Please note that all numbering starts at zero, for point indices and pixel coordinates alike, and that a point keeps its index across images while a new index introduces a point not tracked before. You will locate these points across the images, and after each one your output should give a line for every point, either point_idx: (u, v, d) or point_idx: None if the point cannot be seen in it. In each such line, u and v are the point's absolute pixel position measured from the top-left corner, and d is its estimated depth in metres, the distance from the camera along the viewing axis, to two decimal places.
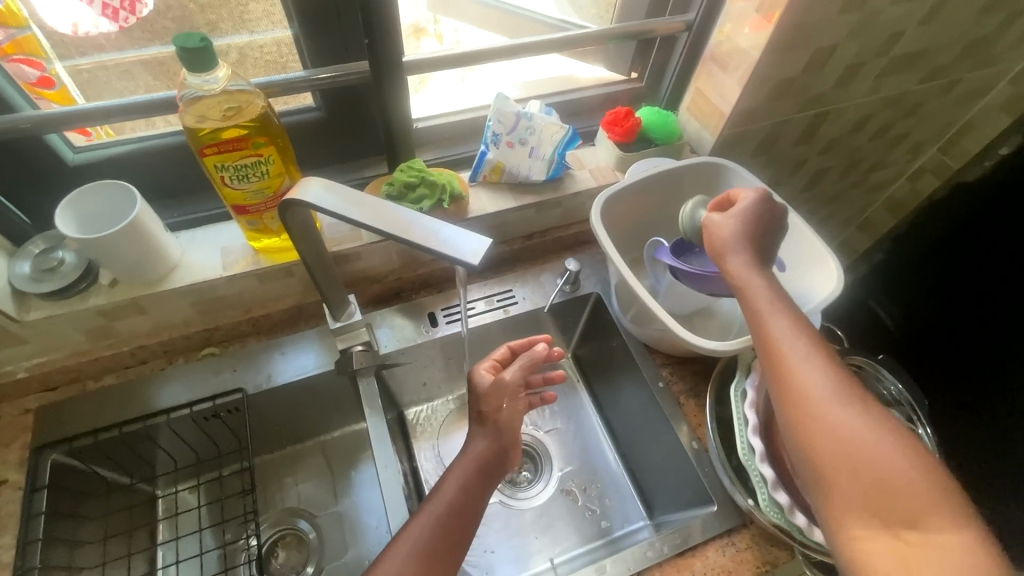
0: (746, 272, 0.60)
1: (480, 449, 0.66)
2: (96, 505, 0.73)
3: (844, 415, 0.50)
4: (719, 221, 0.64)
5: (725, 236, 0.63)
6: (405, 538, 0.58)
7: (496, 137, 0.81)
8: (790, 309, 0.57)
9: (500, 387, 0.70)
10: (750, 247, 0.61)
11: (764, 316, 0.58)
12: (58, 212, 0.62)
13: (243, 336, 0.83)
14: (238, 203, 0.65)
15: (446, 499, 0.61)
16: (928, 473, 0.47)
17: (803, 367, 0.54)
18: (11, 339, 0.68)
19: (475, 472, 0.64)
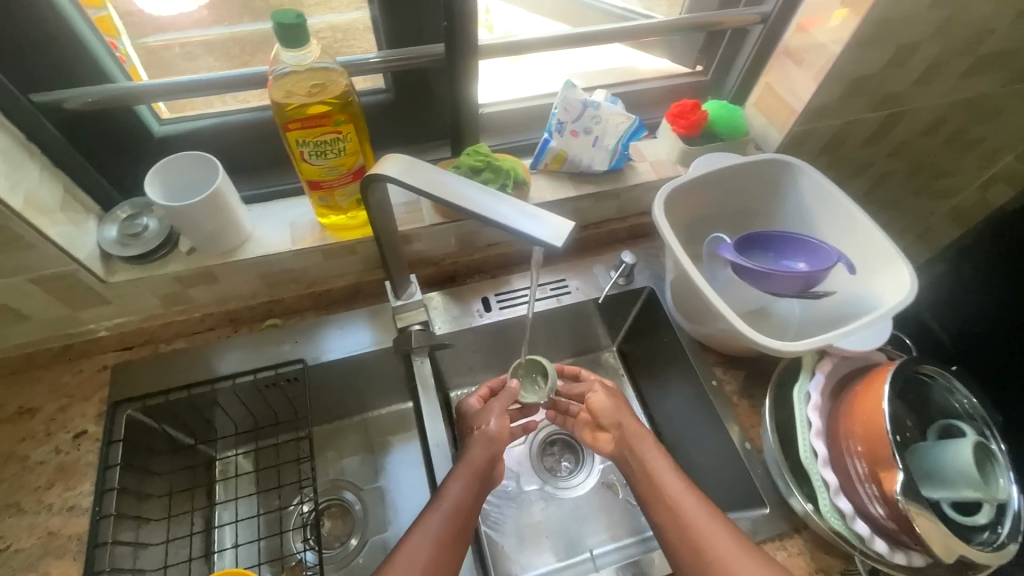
0: (621, 423, 0.73)
1: (478, 458, 0.68)
2: (163, 461, 0.76)
3: (725, 548, 0.59)
4: (595, 393, 0.76)
5: (602, 406, 0.75)
6: (420, 528, 0.61)
7: (560, 125, 0.80)
8: (653, 441, 0.70)
9: (484, 409, 0.74)
10: (619, 409, 0.74)
11: (646, 459, 0.68)
12: (146, 180, 0.65)
13: (303, 310, 0.85)
14: (313, 178, 0.67)
15: (450, 502, 0.63)
16: (718, 516, 0.61)
17: (687, 503, 0.63)
18: (95, 300, 0.72)
19: (474, 476, 0.66)
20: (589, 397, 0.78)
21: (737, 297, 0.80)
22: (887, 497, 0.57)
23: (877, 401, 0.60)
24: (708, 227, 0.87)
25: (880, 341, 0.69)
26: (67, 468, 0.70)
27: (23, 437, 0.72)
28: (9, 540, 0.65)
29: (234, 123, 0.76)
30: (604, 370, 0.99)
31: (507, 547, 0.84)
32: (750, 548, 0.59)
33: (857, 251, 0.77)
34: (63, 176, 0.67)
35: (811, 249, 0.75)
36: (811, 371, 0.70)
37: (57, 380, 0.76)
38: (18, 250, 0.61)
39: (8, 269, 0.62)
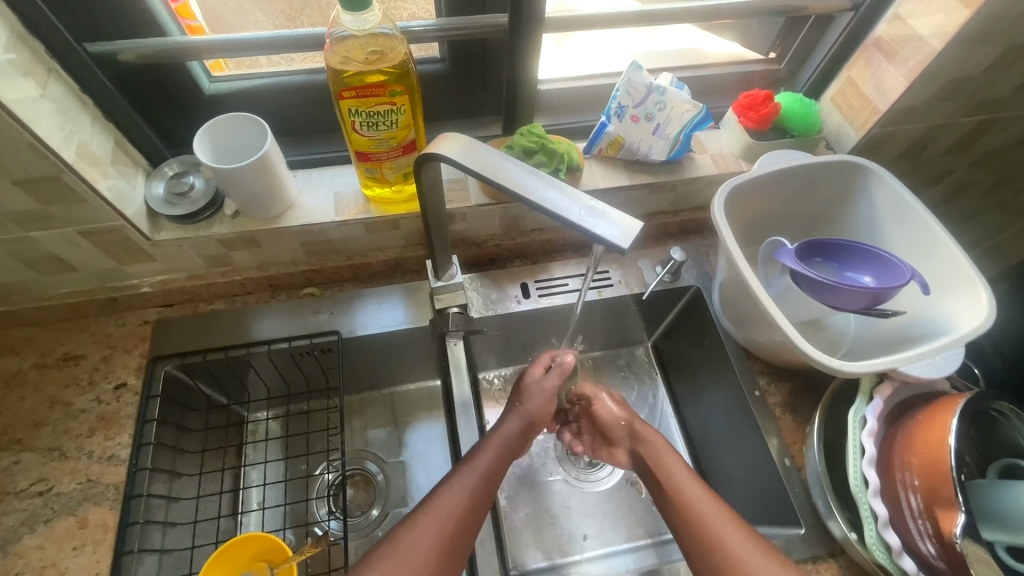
0: (634, 426, 0.72)
1: (512, 433, 0.67)
2: (196, 419, 0.78)
3: (747, 551, 0.55)
4: (602, 401, 0.76)
5: (613, 414, 0.74)
6: (453, 483, 0.61)
7: (620, 109, 0.76)
8: (666, 446, 0.69)
9: (537, 381, 0.72)
10: (629, 415, 0.74)
11: (660, 466, 0.66)
12: (196, 140, 0.64)
13: (342, 282, 0.84)
14: (362, 150, 0.65)
15: (482, 469, 0.62)
16: (735, 519, 0.58)
17: (698, 501, 0.60)
18: (141, 255, 0.72)
19: (509, 449, 0.66)
20: (595, 405, 0.76)
21: (793, 307, 0.75)
22: (943, 536, 0.54)
23: (943, 434, 0.56)
24: (767, 228, 0.82)
25: (950, 370, 0.65)
26: (108, 418, 0.72)
27: (68, 383, 0.74)
28: (51, 483, 0.67)
29: (286, 85, 0.74)
30: (638, 366, 0.96)
31: (525, 535, 0.83)
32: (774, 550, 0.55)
33: (929, 269, 0.72)
34: (116, 130, 0.67)
35: (881, 264, 0.69)
36: (868, 395, 0.66)
37: (103, 331, 0.77)
38: (70, 202, 0.61)
39: (60, 220, 0.63)
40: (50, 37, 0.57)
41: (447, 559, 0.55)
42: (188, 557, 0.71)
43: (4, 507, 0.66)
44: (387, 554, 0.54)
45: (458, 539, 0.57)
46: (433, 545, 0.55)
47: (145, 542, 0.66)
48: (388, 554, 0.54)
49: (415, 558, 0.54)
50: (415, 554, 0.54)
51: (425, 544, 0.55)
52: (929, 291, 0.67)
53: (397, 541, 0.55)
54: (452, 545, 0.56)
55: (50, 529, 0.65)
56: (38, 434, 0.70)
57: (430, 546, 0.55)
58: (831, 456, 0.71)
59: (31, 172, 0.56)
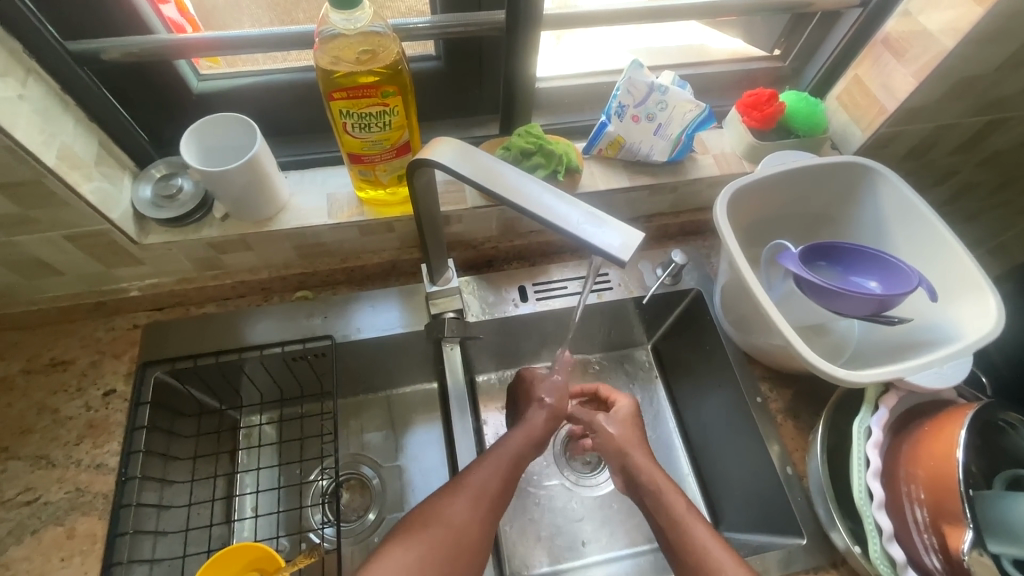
0: (625, 462, 0.68)
1: (541, 421, 0.68)
2: (187, 424, 0.76)
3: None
4: (602, 426, 0.72)
5: (609, 441, 0.71)
6: (489, 462, 0.62)
7: (621, 109, 0.74)
8: (666, 479, 0.65)
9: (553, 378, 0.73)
10: (625, 444, 0.70)
11: (659, 501, 0.63)
12: (182, 141, 0.62)
13: (336, 284, 0.82)
14: (354, 152, 0.63)
15: (514, 453, 0.64)
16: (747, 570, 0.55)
17: (704, 543, 0.58)
18: (129, 259, 0.70)
19: (539, 436, 0.67)
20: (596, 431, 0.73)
21: (797, 312, 0.73)
22: (949, 551, 0.53)
23: (949, 447, 0.55)
24: (770, 230, 0.81)
25: (956, 379, 0.64)
26: (97, 425, 0.70)
27: (56, 389, 0.72)
28: (39, 492, 0.66)
29: (277, 84, 0.72)
30: (637, 368, 0.94)
31: (523, 541, 0.82)
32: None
33: (936, 273, 0.70)
34: (100, 130, 0.65)
35: (887, 269, 0.68)
36: (873, 404, 0.65)
37: (91, 335, 0.76)
38: (53, 206, 0.59)
39: (43, 224, 0.61)
40: (27, 35, 0.55)
41: (483, 531, 0.57)
42: (179, 566, 0.70)
43: None
44: (428, 523, 0.55)
45: (494, 513, 0.59)
46: (470, 515, 0.57)
47: (135, 552, 0.65)
48: (427, 523, 0.55)
49: (453, 527, 0.56)
50: (453, 524, 0.56)
51: (464, 514, 0.57)
52: (936, 297, 0.65)
53: (438, 512, 0.57)
54: (486, 518, 0.58)
55: (38, 539, 0.63)
56: (26, 441, 0.69)
57: (467, 518, 0.57)
58: (834, 463, 0.70)
59: (10, 176, 0.54)
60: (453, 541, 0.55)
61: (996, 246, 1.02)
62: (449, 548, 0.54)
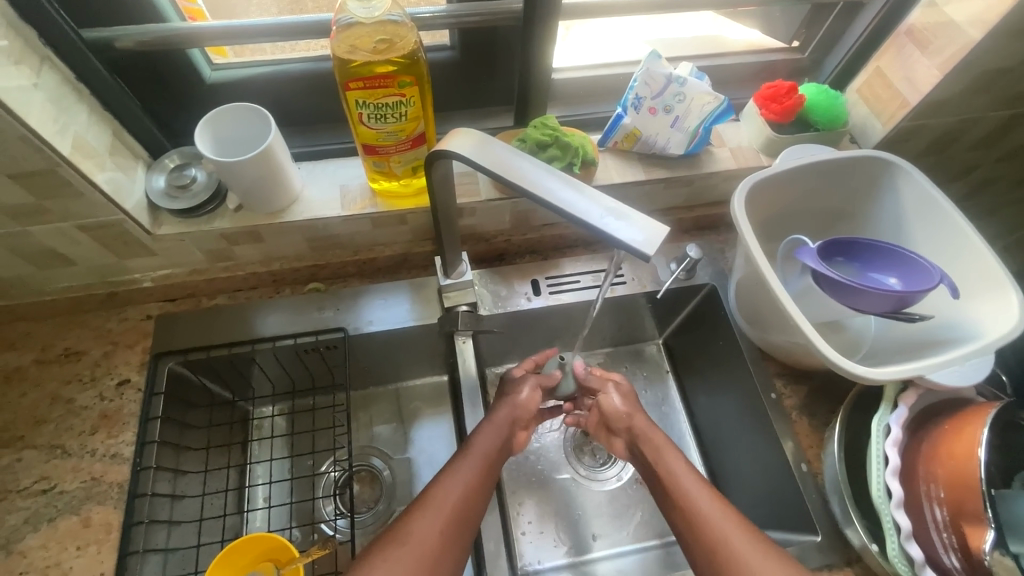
0: (631, 425, 0.69)
1: (504, 420, 0.67)
2: (200, 415, 0.76)
3: (747, 551, 0.53)
4: (607, 393, 0.73)
5: (614, 408, 0.71)
6: (453, 471, 0.60)
7: (637, 100, 0.73)
8: (666, 442, 0.66)
9: (519, 379, 0.73)
10: (630, 411, 0.70)
11: (660, 462, 0.63)
12: (196, 132, 0.62)
13: (347, 276, 0.82)
14: (368, 143, 0.62)
15: (479, 455, 0.62)
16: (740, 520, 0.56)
17: (700, 499, 0.58)
18: (141, 250, 0.70)
19: (502, 435, 0.66)
20: (601, 398, 0.73)
21: (813, 308, 0.73)
22: (969, 550, 0.52)
23: (971, 446, 0.54)
24: (786, 225, 0.80)
25: (977, 378, 0.63)
26: (110, 416, 0.70)
27: (69, 379, 0.72)
28: (54, 481, 0.66)
29: (290, 74, 0.71)
30: (647, 363, 0.94)
31: (532, 535, 0.82)
32: (777, 551, 0.53)
33: (956, 270, 0.69)
34: (113, 120, 0.64)
35: (907, 266, 0.67)
36: (892, 402, 0.64)
37: (104, 326, 0.76)
38: (67, 196, 0.58)
39: (56, 214, 0.61)
40: (40, 23, 0.54)
41: (453, 543, 0.54)
42: (193, 556, 0.70)
43: (7, 505, 0.65)
44: (394, 541, 0.52)
45: (463, 523, 0.56)
46: (437, 529, 0.54)
47: (150, 542, 0.65)
48: (393, 541, 0.52)
49: (420, 545, 0.52)
50: (419, 540, 0.53)
51: (431, 529, 0.54)
52: (957, 295, 0.64)
53: (401, 532, 0.53)
54: (455, 528, 0.55)
55: (53, 528, 0.64)
56: (40, 431, 0.69)
57: (435, 532, 0.54)
58: (849, 461, 0.70)
59: (25, 165, 0.54)
60: (423, 557, 0.52)
61: (1015, 243, 1.00)
62: (422, 566, 0.51)
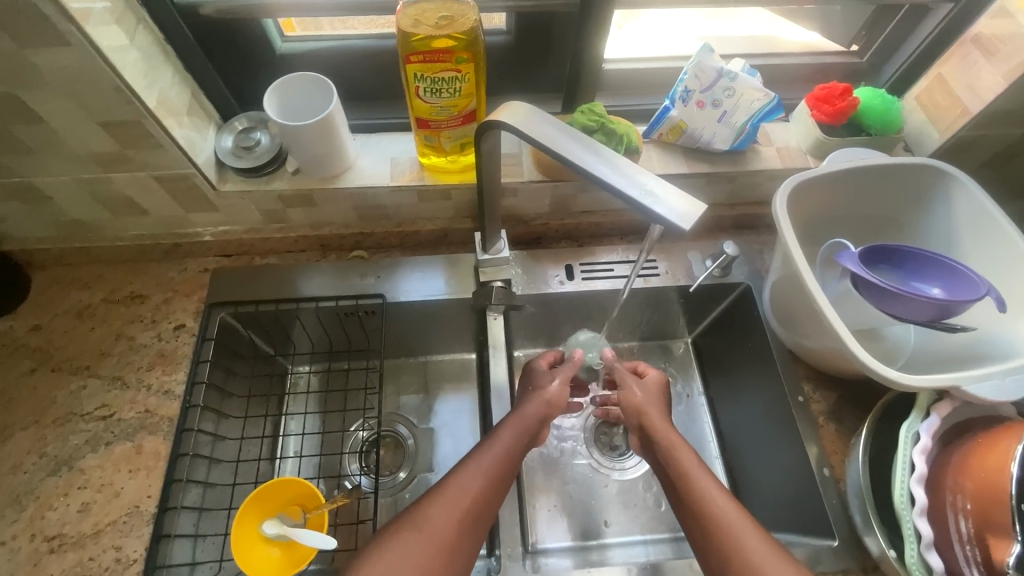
0: (642, 420, 0.67)
1: (529, 415, 0.66)
2: (244, 365, 0.81)
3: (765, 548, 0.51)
4: (629, 387, 0.71)
5: (633, 401, 0.69)
6: (473, 464, 0.59)
7: (686, 93, 0.73)
8: (677, 437, 0.64)
9: (547, 372, 0.73)
10: (645, 405, 0.68)
11: (673, 461, 0.61)
12: (266, 97, 0.66)
13: (390, 247, 0.86)
14: (422, 116, 0.65)
15: (496, 451, 0.61)
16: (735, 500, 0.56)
17: (705, 485, 0.57)
18: (206, 205, 0.75)
19: (525, 431, 0.64)
20: (625, 392, 0.71)
21: (850, 313, 0.71)
22: (992, 564, 0.51)
23: (1004, 460, 0.52)
24: (828, 230, 0.79)
25: (1018, 395, 0.61)
26: (166, 355, 0.76)
27: (132, 320, 0.78)
28: (113, 410, 0.72)
29: (353, 49, 0.75)
30: (674, 361, 0.94)
31: (544, 515, 0.84)
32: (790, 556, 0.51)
33: (1006, 284, 0.67)
34: (192, 82, 0.70)
35: (953, 276, 0.65)
36: (924, 411, 0.63)
37: (165, 275, 0.82)
38: (147, 147, 0.64)
39: (137, 164, 0.66)
40: None
41: (465, 535, 0.54)
42: (228, 493, 0.75)
43: (71, 427, 0.71)
44: (403, 530, 0.53)
45: (477, 517, 0.56)
46: (451, 521, 0.54)
47: (192, 473, 0.70)
48: (404, 529, 0.54)
49: (434, 536, 0.53)
50: (432, 531, 0.53)
51: (444, 520, 0.54)
52: (1006, 309, 0.62)
53: (416, 519, 0.54)
54: (468, 520, 0.55)
55: (110, 451, 0.70)
56: (104, 363, 0.75)
57: (447, 524, 0.54)
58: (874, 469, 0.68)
59: (115, 114, 0.59)
60: (435, 548, 0.52)
61: None
62: (432, 557, 0.52)
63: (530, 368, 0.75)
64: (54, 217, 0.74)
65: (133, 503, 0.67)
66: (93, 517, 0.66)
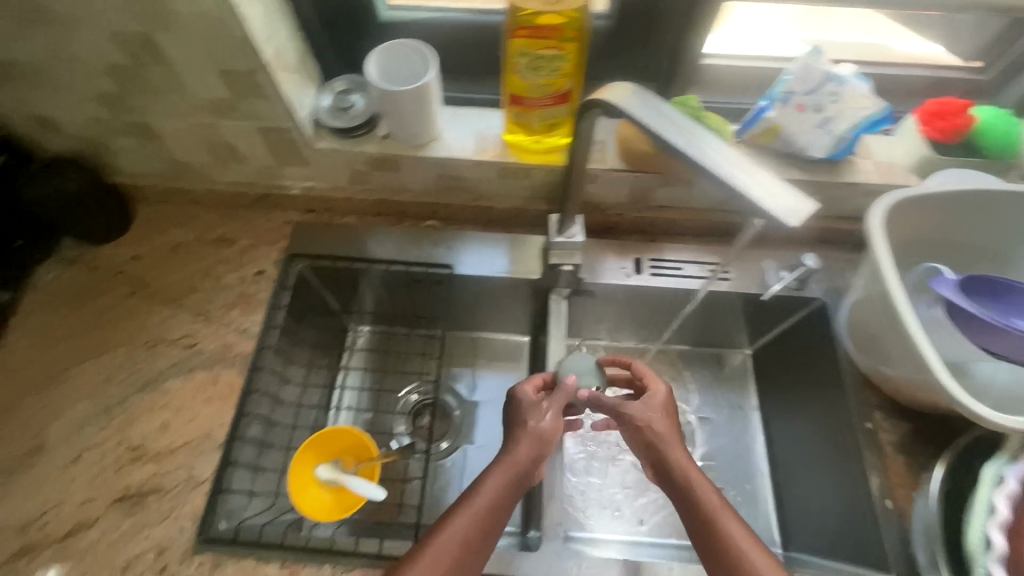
0: (661, 455, 0.60)
1: (519, 459, 0.59)
2: (314, 317, 0.86)
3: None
4: (639, 414, 0.62)
5: (648, 432, 0.61)
6: (446, 533, 0.54)
7: (787, 95, 0.71)
8: (700, 476, 0.57)
9: (537, 404, 0.63)
10: (665, 437, 0.61)
11: (694, 502, 0.56)
12: (369, 60, 0.69)
13: (463, 221, 0.87)
14: (516, 93, 0.66)
15: (477, 510, 0.55)
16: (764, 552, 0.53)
17: (732, 533, 0.53)
18: (299, 160, 0.79)
19: (512, 480, 0.57)
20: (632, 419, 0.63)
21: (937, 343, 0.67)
22: None
23: None
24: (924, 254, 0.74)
25: None
26: (247, 297, 0.81)
27: (220, 261, 0.84)
28: (196, 341, 0.78)
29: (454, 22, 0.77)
30: (732, 371, 0.92)
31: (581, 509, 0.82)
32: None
33: None
34: (302, 40, 0.73)
35: None
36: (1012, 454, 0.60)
37: (252, 223, 0.87)
38: (257, 98, 0.68)
39: (245, 113, 0.70)
40: None
41: None
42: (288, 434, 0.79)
43: (158, 351, 0.77)
44: None
45: None
46: None
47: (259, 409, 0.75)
48: None
49: None
50: None
51: None
52: None
53: None
54: None
55: (191, 378, 0.75)
56: (192, 297, 0.81)
57: None
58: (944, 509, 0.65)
59: (235, 63, 0.63)
60: None
61: None
62: None
63: (519, 397, 0.64)
64: (164, 157, 0.80)
65: (206, 429, 0.72)
66: (171, 435, 0.71)
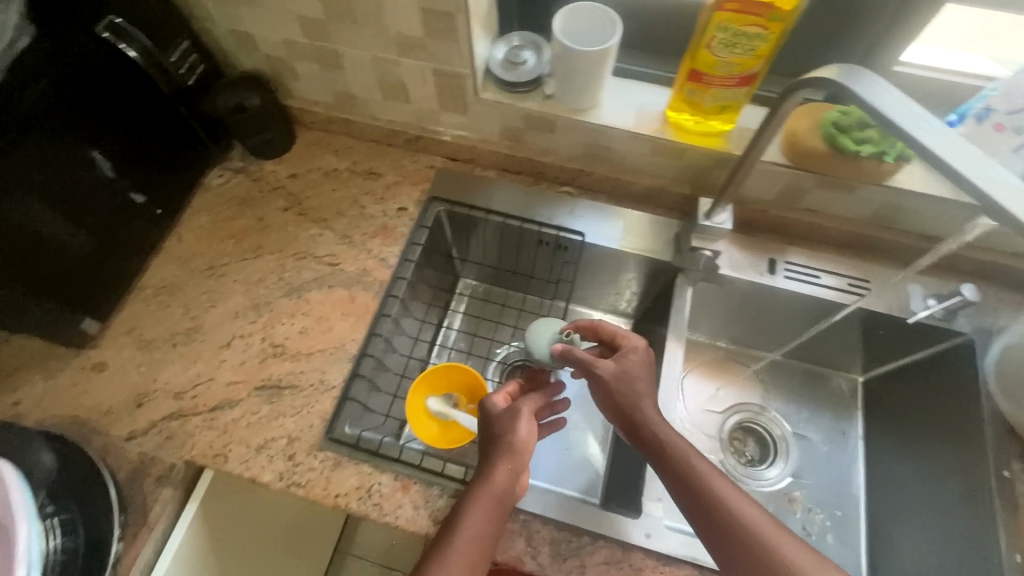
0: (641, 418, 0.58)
1: (501, 479, 0.57)
2: (440, 260, 0.90)
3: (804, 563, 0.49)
4: (604, 375, 0.61)
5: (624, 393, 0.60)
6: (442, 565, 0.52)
7: (985, 111, 0.66)
8: (684, 449, 0.56)
9: (511, 413, 0.62)
10: (641, 394, 0.59)
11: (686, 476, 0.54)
12: (556, 17, 0.70)
13: (598, 192, 0.88)
14: (701, 68, 0.66)
15: (469, 542, 0.54)
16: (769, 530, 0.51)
17: (736, 506, 0.52)
18: (460, 107, 0.82)
19: (498, 500, 0.56)
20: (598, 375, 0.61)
21: None
22: None
23: None
24: None
25: None
26: (387, 229, 0.85)
27: (366, 191, 0.89)
28: (338, 261, 0.83)
29: None
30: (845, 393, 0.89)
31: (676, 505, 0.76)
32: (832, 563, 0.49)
33: None
34: None
35: None
36: None
37: (399, 161, 0.91)
38: (446, 40, 0.71)
39: (428, 53, 0.74)
40: None
41: None
42: (403, 362, 0.84)
43: (305, 263, 0.83)
44: None
45: None
46: None
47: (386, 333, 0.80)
48: None
49: None
50: None
51: None
52: None
53: None
54: None
55: (331, 293, 0.81)
56: (338, 220, 0.86)
57: None
58: None
59: (439, 2, 0.66)
60: None
61: None
62: None
63: (493, 411, 0.63)
64: (336, 86, 0.86)
65: (341, 341, 0.77)
66: (309, 341, 0.77)
